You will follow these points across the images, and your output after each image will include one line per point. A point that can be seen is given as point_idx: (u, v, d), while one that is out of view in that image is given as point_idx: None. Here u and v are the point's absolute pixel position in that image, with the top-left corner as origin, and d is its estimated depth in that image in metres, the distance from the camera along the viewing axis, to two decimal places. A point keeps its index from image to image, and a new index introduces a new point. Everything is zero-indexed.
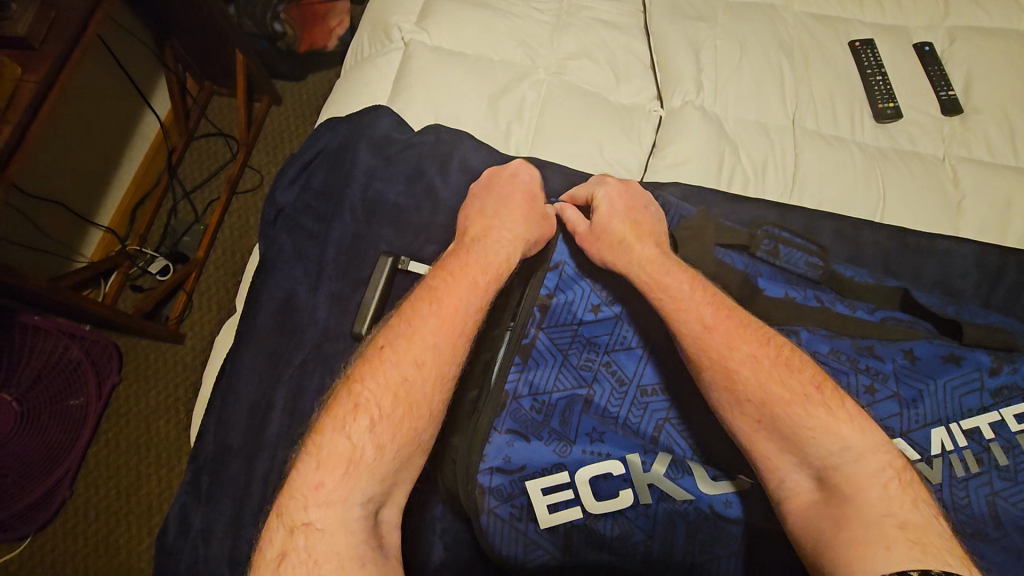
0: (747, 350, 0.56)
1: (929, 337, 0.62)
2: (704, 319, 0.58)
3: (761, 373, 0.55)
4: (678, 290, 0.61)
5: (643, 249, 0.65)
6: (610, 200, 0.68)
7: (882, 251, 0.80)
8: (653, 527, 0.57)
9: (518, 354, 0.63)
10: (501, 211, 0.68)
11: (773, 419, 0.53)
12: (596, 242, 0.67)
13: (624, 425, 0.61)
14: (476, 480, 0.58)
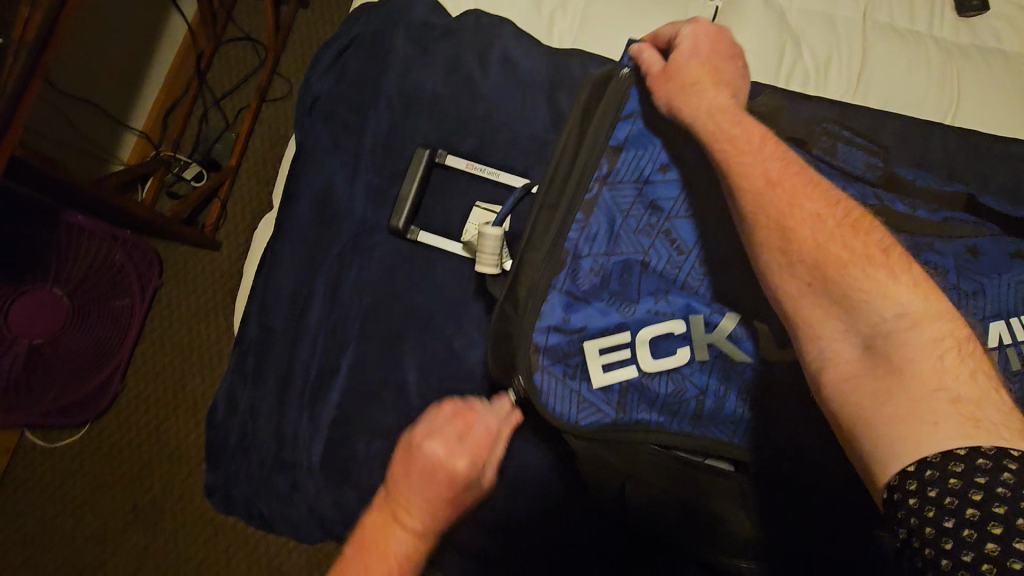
0: (809, 208, 0.52)
1: (994, 235, 0.61)
2: (769, 176, 0.54)
3: (824, 230, 0.50)
4: (744, 144, 0.56)
5: (716, 97, 0.58)
6: (695, 40, 0.60)
7: (952, 154, 0.73)
8: (708, 383, 0.59)
9: (582, 211, 0.60)
10: (404, 480, 0.50)
11: (827, 281, 0.48)
12: (666, 86, 0.59)
13: (681, 289, 0.60)
14: (532, 339, 0.59)
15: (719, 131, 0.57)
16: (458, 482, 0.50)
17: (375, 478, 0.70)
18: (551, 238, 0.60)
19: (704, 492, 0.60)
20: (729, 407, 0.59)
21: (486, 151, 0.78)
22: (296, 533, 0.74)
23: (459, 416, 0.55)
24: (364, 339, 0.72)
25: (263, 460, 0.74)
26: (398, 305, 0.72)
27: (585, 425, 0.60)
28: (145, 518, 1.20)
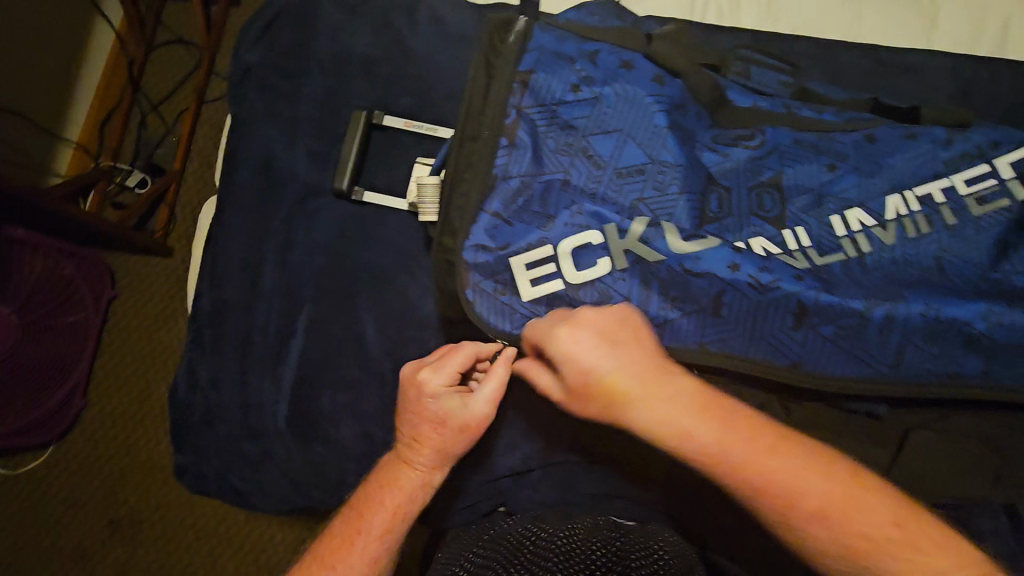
0: (812, 501, 0.41)
1: (890, 123, 0.60)
2: (734, 450, 0.43)
3: (816, 487, 0.41)
4: (696, 433, 0.44)
5: (631, 369, 0.47)
6: (579, 351, 0.47)
7: (857, 69, 0.79)
8: (630, 289, 0.54)
9: (504, 136, 0.56)
10: (399, 416, 0.57)
11: (831, 521, 0.40)
12: (587, 405, 0.48)
13: (604, 196, 0.56)
14: (461, 256, 0.55)
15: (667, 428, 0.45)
16: (436, 398, 0.54)
17: (344, 432, 0.71)
18: (477, 153, 0.56)
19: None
20: (663, 313, 0.54)
21: (422, 108, 0.79)
22: (272, 498, 0.75)
23: (447, 348, 0.57)
24: (319, 299, 0.73)
25: (231, 431, 0.74)
26: (350, 261, 0.73)
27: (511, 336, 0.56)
28: (124, 532, 1.17)
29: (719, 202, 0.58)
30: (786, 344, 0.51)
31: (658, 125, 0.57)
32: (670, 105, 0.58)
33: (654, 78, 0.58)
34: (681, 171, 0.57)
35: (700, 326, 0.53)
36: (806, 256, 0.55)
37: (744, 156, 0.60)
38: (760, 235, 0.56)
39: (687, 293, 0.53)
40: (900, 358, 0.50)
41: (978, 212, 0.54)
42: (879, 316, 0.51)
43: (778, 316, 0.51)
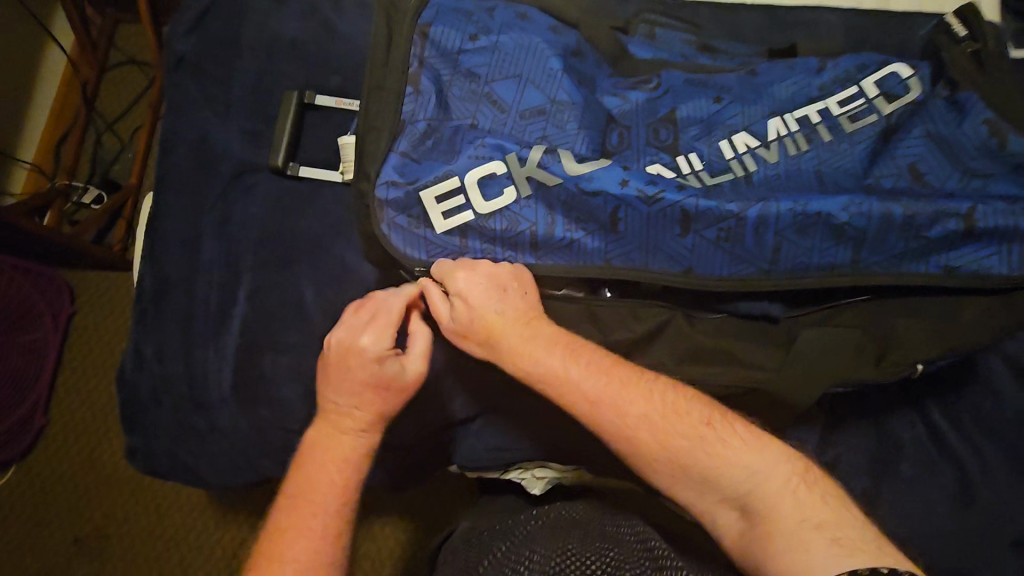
0: (637, 413, 0.51)
1: (770, 60, 0.65)
2: (597, 398, 0.52)
3: (662, 432, 0.51)
4: (564, 380, 0.53)
5: (512, 329, 0.55)
6: (472, 291, 0.55)
7: (755, 28, 0.85)
8: (537, 216, 0.57)
9: (409, 83, 0.60)
10: (335, 380, 0.56)
11: (683, 468, 0.50)
12: (465, 339, 0.57)
13: (508, 135, 0.60)
14: (374, 194, 0.58)
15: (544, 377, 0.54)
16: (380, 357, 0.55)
17: (287, 393, 0.73)
18: (384, 101, 0.60)
19: (562, 311, 0.61)
20: (567, 234, 0.58)
21: (352, 86, 0.83)
22: (222, 468, 0.76)
23: (374, 308, 0.58)
24: (258, 267, 0.75)
25: (177, 403, 0.76)
26: (287, 230, 0.76)
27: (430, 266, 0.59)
28: (89, 552, 1.12)
29: (619, 137, 0.62)
30: (676, 252, 0.57)
31: (555, 68, 0.62)
32: (565, 51, 0.64)
33: (549, 28, 0.64)
34: (579, 109, 0.61)
35: (601, 243, 0.57)
36: (698, 177, 0.59)
37: (642, 97, 0.64)
38: (657, 162, 0.60)
39: (587, 214, 0.57)
40: (778, 253, 0.56)
41: (851, 129, 0.59)
42: (755, 218, 0.55)
43: (668, 225, 0.56)
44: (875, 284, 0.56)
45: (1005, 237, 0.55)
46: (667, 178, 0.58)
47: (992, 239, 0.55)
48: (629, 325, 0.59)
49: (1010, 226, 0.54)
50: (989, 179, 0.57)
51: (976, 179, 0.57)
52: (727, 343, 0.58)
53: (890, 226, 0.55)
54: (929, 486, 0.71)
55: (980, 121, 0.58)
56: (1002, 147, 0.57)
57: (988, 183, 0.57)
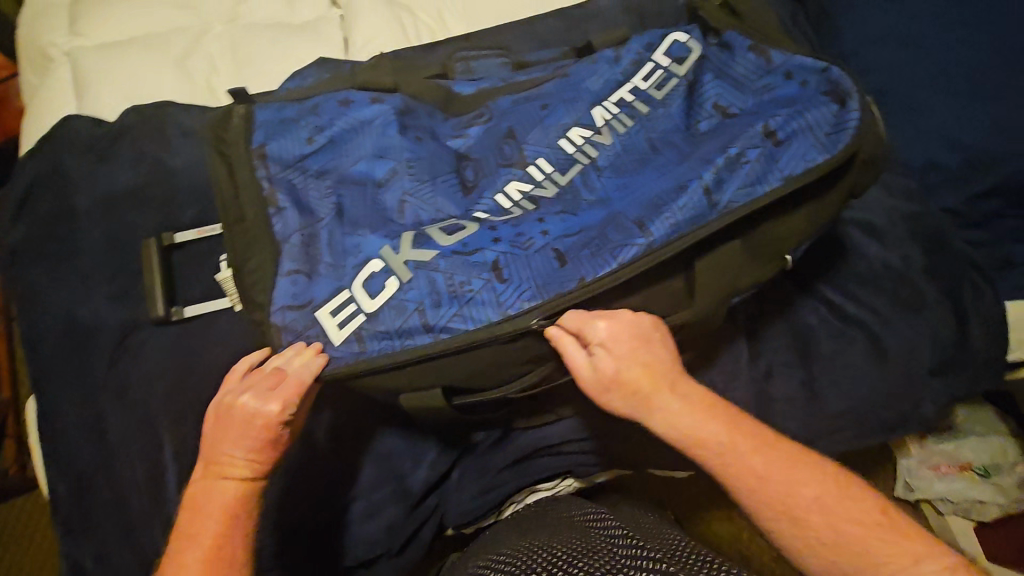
0: (811, 495, 0.53)
1: (578, 61, 0.73)
2: (760, 471, 0.55)
3: (830, 514, 0.53)
4: (718, 444, 0.56)
5: (666, 400, 0.58)
6: (614, 341, 0.57)
7: (554, 30, 0.95)
8: (422, 295, 0.57)
9: (268, 204, 0.60)
10: (224, 434, 0.53)
11: (845, 550, 0.51)
12: (606, 397, 0.59)
13: (377, 212, 0.62)
14: (272, 321, 0.57)
15: (693, 437, 0.57)
16: (275, 427, 0.53)
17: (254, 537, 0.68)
18: (251, 225, 0.60)
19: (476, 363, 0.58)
20: (454, 301, 0.57)
21: (208, 212, 0.81)
22: None
23: (274, 364, 0.55)
24: (175, 423, 0.71)
25: None
26: (194, 375, 0.73)
27: (344, 371, 0.56)
28: None
29: (474, 170, 0.67)
30: (559, 276, 0.57)
31: (394, 137, 0.65)
32: (399, 115, 0.66)
33: (373, 101, 0.66)
34: (426, 162, 0.65)
35: (491, 292, 0.57)
36: (553, 180, 0.65)
37: (480, 130, 0.71)
38: (513, 178, 0.65)
39: (467, 274, 0.57)
40: (642, 227, 0.59)
41: (662, 95, 0.68)
42: (610, 229, 0.59)
43: (545, 262, 0.58)
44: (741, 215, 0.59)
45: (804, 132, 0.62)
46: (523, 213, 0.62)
47: (800, 135, 0.61)
48: (545, 347, 0.59)
49: (804, 123, 0.61)
50: (772, 88, 0.65)
51: (764, 95, 0.65)
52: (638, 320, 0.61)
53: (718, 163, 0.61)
54: (850, 354, 0.81)
55: (745, 51, 0.68)
56: (769, 61, 0.67)
57: (773, 93, 0.65)
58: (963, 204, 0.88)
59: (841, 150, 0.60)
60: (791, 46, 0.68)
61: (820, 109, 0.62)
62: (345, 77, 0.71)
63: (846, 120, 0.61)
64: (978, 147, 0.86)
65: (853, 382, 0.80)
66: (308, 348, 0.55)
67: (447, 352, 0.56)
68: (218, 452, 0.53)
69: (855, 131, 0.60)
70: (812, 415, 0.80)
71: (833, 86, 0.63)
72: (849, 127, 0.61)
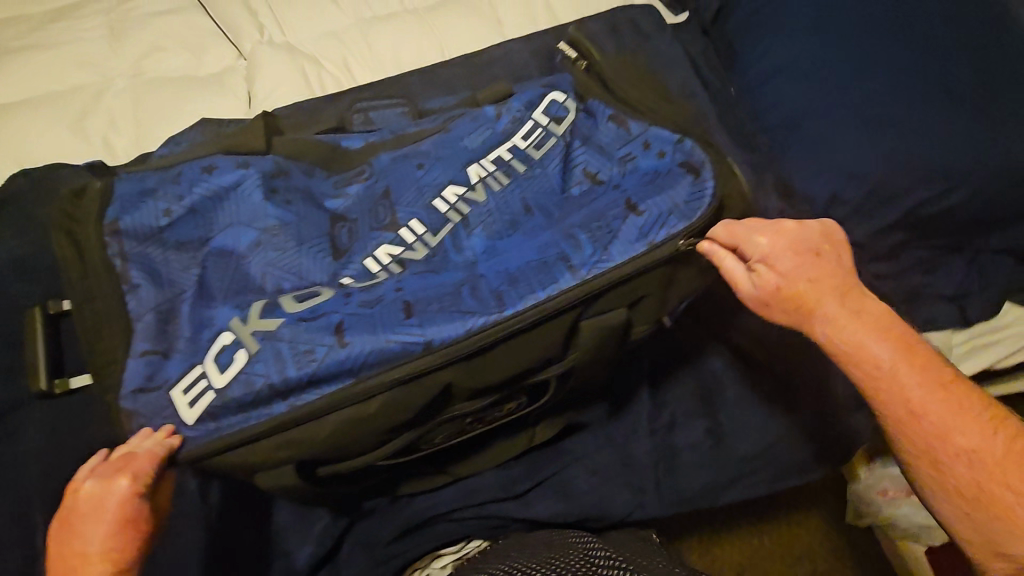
0: (965, 445, 0.56)
1: (458, 117, 0.73)
2: (913, 407, 0.58)
3: (978, 465, 0.56)
4: (878, 369, 0.58)
5: (832, 308, 0.59)
6: (778, 259, 0.59)
7: (460, 76, 0.94)
8: (270, 368, 0.54)
9: (121, 282, 0.58)
10: (74, 531, 0.51)
11: (977, 493, 0.55)
12: (769, 306, 0.61)
13: (237, 280, 0.60)
14: (121, 406, 0.54)
15: (848, 352, 0.59)
16: (127, 505, 0.52)
17: None
18: (101, 307, 0.58)
19: (323, 436, 0.55)
20: (302, 370, 0.54)
21: None
22: None
23: (121, 450, 0.53)
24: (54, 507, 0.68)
25: None
26: (78, 455, 0.71)
27: (195, 455, 0.53)
28: None
29: (350, 233, 0.65)
30: (404, 338, 0.55)
31: (258, 201, 0.63)
32: (265, 178, 0.64)
33: (237, 165, 0.64)
34: (294, 227, 0.63)
35: (334, 359, 0.54)
36: (424, 242, 0.63)
37: (360, 188, 0.69)
38: (384, 242, 0.64)
39: (311, 339, 0.55)
40: (500, 301, 0.57)
41: (540, 154, 0.67)
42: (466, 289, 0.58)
43: (391, 314, 0.55)
44: (601, 283, 0.58)
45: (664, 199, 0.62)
46: (387, 278, 0.61)
47: (661, 205, 0.61)
48: (403, 416, 0.56)
49: (658, 192, 0.62)
50: (632, 158, 0.66)
51: (629, 161, 0.65)
52: (494, 379, 0.58)
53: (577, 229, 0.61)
54: (756, 398, 0.80)
55: (606, 118, 0.68)
56: (628, 131, 0.67)
57: (637, 161, 0.65)
58: (868, 238, 0.86)
59: (698, 218, 0.61)
60: (652, 114, 0.69)
61: (677, 181, 0.63)
62: (212, 141, 0.69)
63: (702, 190, 0.62)
64: (883, 177, 0.83)
65: (763, 427, 0.79)
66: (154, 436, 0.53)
67: (288, 425, 0.54)
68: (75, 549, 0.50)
69: (710, 201, 0.61)
70: (722, 462, 0.79)
71: (687, 157, 0.64)
72: (705, 197, 0.62)
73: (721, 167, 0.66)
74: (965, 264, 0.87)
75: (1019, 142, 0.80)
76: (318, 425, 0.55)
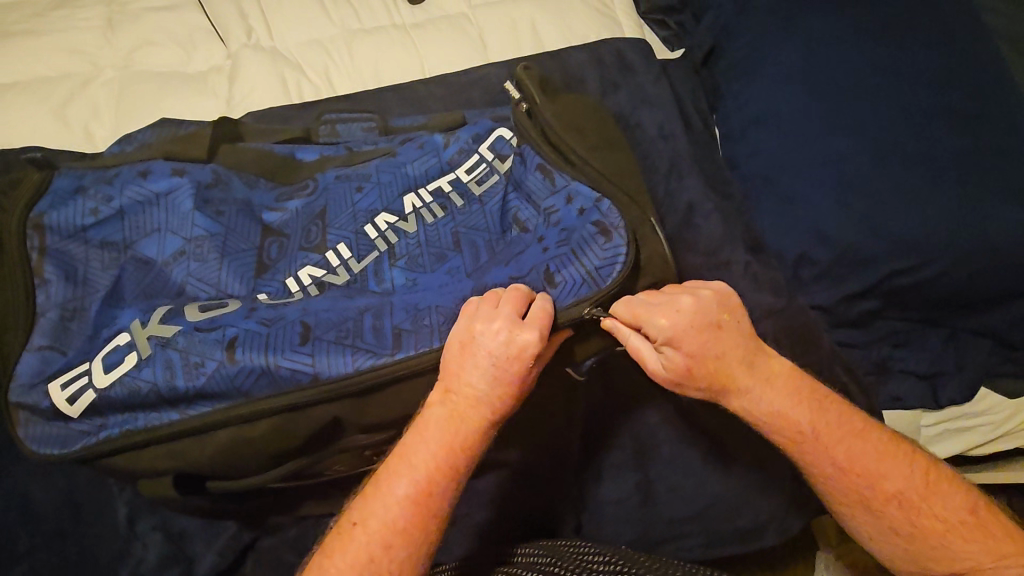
0: (891, 489, 0.60)
1: (408, 140, 0.72)
2: (840, 463, 0.61)
3: (904, 502, 0.60)
4: (802, 431, 0.61)
5: (747, 375, 0.61)
6: (683, 339, 0.57)
7: (436, 97, 0.94)
8: (157, 375, 0.54)
9: (34, 272, 0.59)
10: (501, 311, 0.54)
11: (908, 525, 0.60)
12: (690, 385, 0.60)
13: (152, 284, 0.60)
14: (10, 395, 0.56)
15: (771, 421, 0.61)
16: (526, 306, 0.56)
17: None
18: (10, 295, 0.58)
19: (207, 453, 0.55)
20: (188, 382, 0.55)
21: None
22: None
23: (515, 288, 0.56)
24: None
25: None
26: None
27: (78, 454, 0.55)
28: None
29: (279, 247, 0.63)
30: (294, 364, 0.55)
31: (185, 208, 0.63)
32: (197, 187, 0.65)
33: (173, 172, 0.65)
34: (218, 237, 0.63)
35: (223, 375, 0.55)
36: (348, 266, 0.62)
37: (299, 205, 0.66)
38: (308, 263, 0.62)
39: (203, 352, 0.55)
40: (395, 341, 0.57)
41: (480, 191, 0.67)
42: (369, 318, 0.58)
43: (286, 336, 0.56)
44: None
45: (578, 260, 0.61)
46: (301, 299, 0.60)
47: (573, 275, 0.60)
48: (286, 445, 0.56)
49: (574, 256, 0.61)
50: (554, 211, 0.64)
51: (557, 209, 0.64)
52: (387, 417, 0.58)
53: (487, 281, 0.61)
54: (690, 459, 0.77)
55: (534, 167, 0.66)
56: (553, 182, 0.65)
57: (559, 219, 0.63)
58: (834, 304, 0.82)
59: (610, 283, 0.60)
60: (590, 161, 0.66)
61: (589, 240, 0.61)
62: (160, 142, 0.70)
63: (616, 254, 0.60)
64: (854, 243, 0.79)
65: (695, 488, 0.76)
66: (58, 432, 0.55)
67: (175, 434, 0.55)
68: (417, 440, 0.54)
69: (622, 268, 0.59)
70: (647, 522, 0.76)
71: (602, 219, 0.62)
72: (618, 263, 0.60)
73: (646, 229, 0.64)
74: (939, 341, 0.82)
75: (1003, 223, 0.76)
76: (195, 446, 0.55)
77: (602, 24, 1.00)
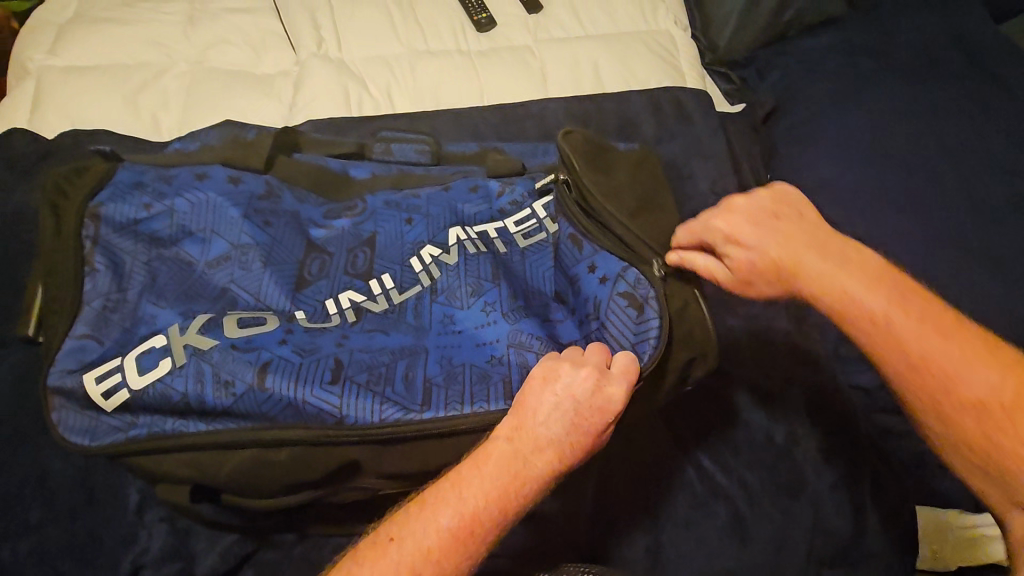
0: (973, 398, 0.54)
1: (464, 178, 0.73)
2: (914, 361, 0.56)
3: (994, 412, 0.53)
4: (872, 317, 0.56)
5: (812, 263, 0.58)
6: (743, 233, 0.59)
7: (489, 125, 0.94)
8: (186, 386, 0.55)
9: (86, 261, 0.61)
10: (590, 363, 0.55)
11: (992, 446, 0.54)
12: (758, 281, 0.60)
13: (192, 286, 0.61)
14: (47, 378, 0.57)
15: (842, 313, 0.57)
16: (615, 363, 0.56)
17: None
18: (63, 278, 0.60)
19: (223, 471, 0.55)
20: (217, 400, 0.55)
21: None
22: None
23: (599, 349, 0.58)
24: None
25: None
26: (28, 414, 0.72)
27: (100, 448, 0.55)
28: None
29: (320, 266, 0.64)
30: (322, 400, 0.56)
31: (235, 217, 0.64)
32: (250, 198, 0.66)
33: (228, 180, 0.67)
34: (263, 250, 0.63)
35: (252, 397, 0.55)
36: (387, 298, 0.62)
37: (346, 224, 0.67)
38: (350, 288, 0.62)
39: (235, 371, 0.56)
40: (425, 395, 0.57)
41: (525, 245, 0.67)
42: (402, 363, 0.58)
43: (318, 371, 0.57)
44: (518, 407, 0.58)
45: (610, 331, 0.61)
46: (338, 325, 0.60)
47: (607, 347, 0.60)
48: (302, 477, 0.56)
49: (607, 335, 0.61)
50: (578, 281, 0.64)
51: (597, 271, 0.63)
52: (405, 468, 0.57)
53: (522, 339, 0.61)
54: (706, 528, 0.74)
55: (564, 236, 0.66)
56: (581, 249, 0.65)
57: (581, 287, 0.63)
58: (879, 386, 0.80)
59: (645, 359, 0.59)
60: (633, 221, 0.65)
61: (618, 313, 0.61)
62: (223, 146, 0.72)
63: (649, 327, 0.60)
64: None
65: (706, 558, 0.72)
66: (85, 424, 0.56)
67: (196, 446, 0.55)
68: (474, 471, 0.51)
69: (657, 341, 0.59)
70: None
71: (631, 289, 0.62)
72: (652, 334, 0.59)
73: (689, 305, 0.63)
74: None
75: None
76: (214, 465, 0.55)
77: (664, 70, 1.00)
